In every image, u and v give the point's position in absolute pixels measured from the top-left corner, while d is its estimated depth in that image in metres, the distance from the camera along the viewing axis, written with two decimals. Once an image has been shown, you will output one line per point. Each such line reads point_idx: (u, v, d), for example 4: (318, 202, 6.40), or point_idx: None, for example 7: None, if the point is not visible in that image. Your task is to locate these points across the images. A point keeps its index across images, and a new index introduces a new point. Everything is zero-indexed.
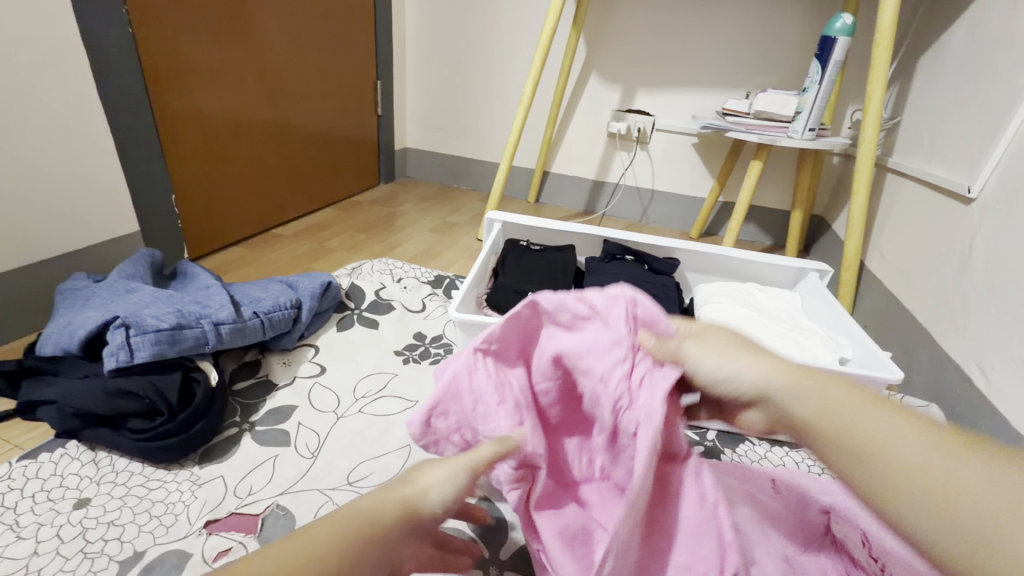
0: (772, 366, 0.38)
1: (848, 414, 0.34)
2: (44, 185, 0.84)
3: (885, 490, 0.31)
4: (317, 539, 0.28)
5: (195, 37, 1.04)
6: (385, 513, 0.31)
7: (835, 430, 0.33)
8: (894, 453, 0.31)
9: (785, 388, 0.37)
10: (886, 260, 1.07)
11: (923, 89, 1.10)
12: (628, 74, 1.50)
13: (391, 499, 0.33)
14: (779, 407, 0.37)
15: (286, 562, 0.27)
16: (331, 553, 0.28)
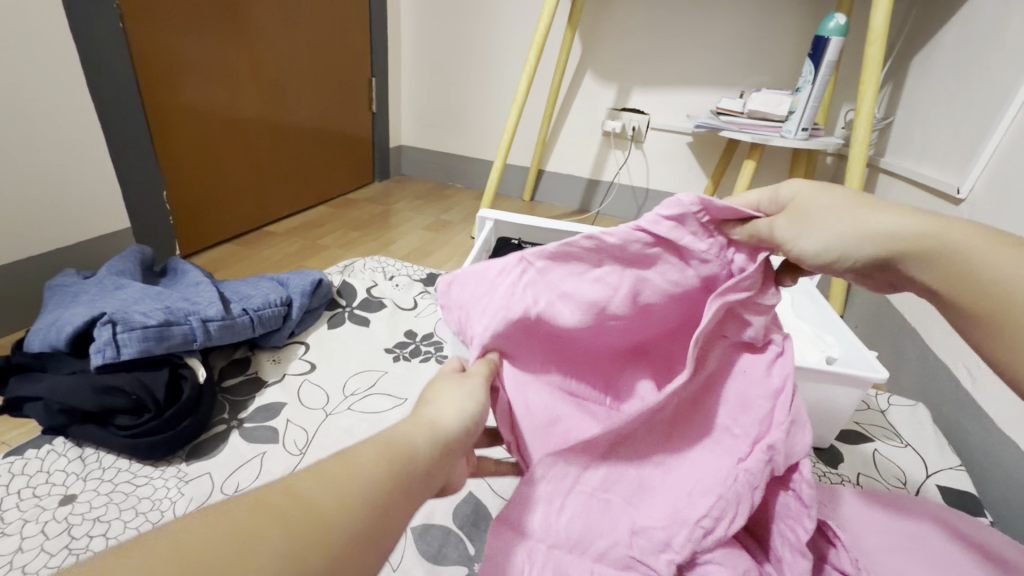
0: (901, 220, 0.35)
1: (979, 258, 0.33)
2: (34, 180, 0.84)
3: (1019, 327, 0.31)
4: (354, 468, 0.26)
5: (188, 32, 1.04)
6: (415, 442, 0.29)
7: (982, 296, 0.32)
8: None
9: (932, 254, 0.34)
10: None
11: (915, 89, 1.11)
12: (623, 73, 1.50)
13: (417, 426, 0.30)
14: (914, 272, 0.35)
15: (321, 496, 0.24)
16: (371, 477, 0.26)
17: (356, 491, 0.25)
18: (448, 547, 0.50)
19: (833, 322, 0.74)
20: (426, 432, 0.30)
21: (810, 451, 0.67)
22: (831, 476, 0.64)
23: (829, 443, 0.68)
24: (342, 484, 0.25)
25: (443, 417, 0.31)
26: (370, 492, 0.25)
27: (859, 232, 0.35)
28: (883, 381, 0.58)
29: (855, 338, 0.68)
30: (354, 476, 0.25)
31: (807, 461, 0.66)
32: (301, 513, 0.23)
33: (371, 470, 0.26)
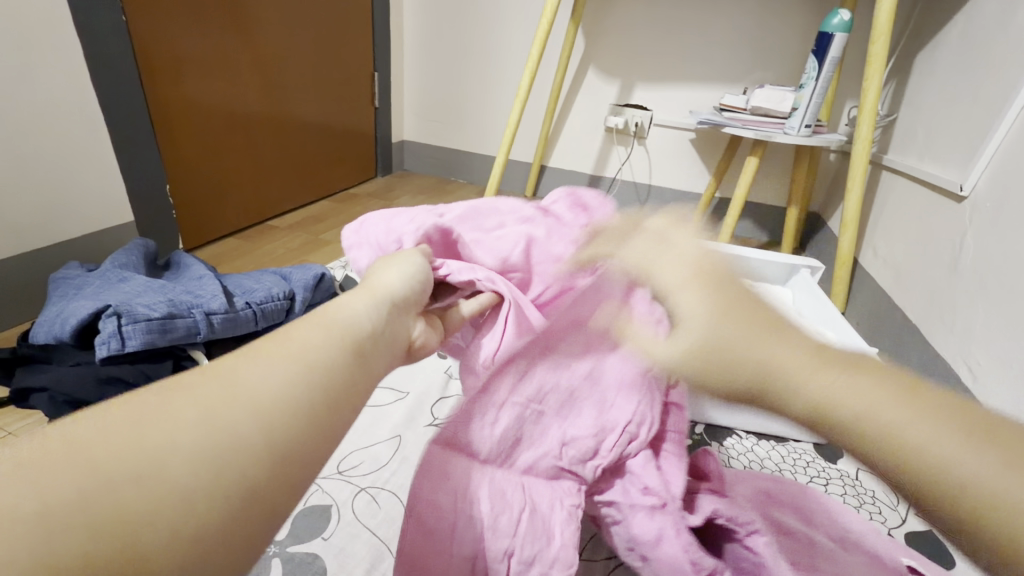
0: (782, 357, 0.32)
1: (867, 405, 0.29)
2: (38, 173, 0.84)
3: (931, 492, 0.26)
4: (307, 339, 0.30)
5: (190, 26, 1.04)
6: (357, 308, 0.34)
7: (867, 433, 0.28)
8: (933, 459, 0.26)
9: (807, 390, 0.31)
10: (878, 257, 1.07)
11: (919, 86, 1.10)
12: (626, 69, 1.50)
13: (361, 301, 0.34)
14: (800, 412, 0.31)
15: (288, 359, 0.28)
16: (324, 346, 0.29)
17: (308, 359, 0.28)
18: None
19: (834, 318, 0.74)
20: (369, 313, 0.34)
21: (809, 446, 0.68)
22: (831, 471, 0.64)
23: (828, 439, 0.68)
24: (290, 359, 0.28)
25: (386, 293, 0.37)
26: (316, 359, 0.28)
27: (753, 372, 0.32)
28: None
29: (854, 333, 0.68)
30: (298, 350, 0.29)
31: (806, 457, 0.66)
32: (254, 382, 0.26)
33: (317, 345, 0.29)
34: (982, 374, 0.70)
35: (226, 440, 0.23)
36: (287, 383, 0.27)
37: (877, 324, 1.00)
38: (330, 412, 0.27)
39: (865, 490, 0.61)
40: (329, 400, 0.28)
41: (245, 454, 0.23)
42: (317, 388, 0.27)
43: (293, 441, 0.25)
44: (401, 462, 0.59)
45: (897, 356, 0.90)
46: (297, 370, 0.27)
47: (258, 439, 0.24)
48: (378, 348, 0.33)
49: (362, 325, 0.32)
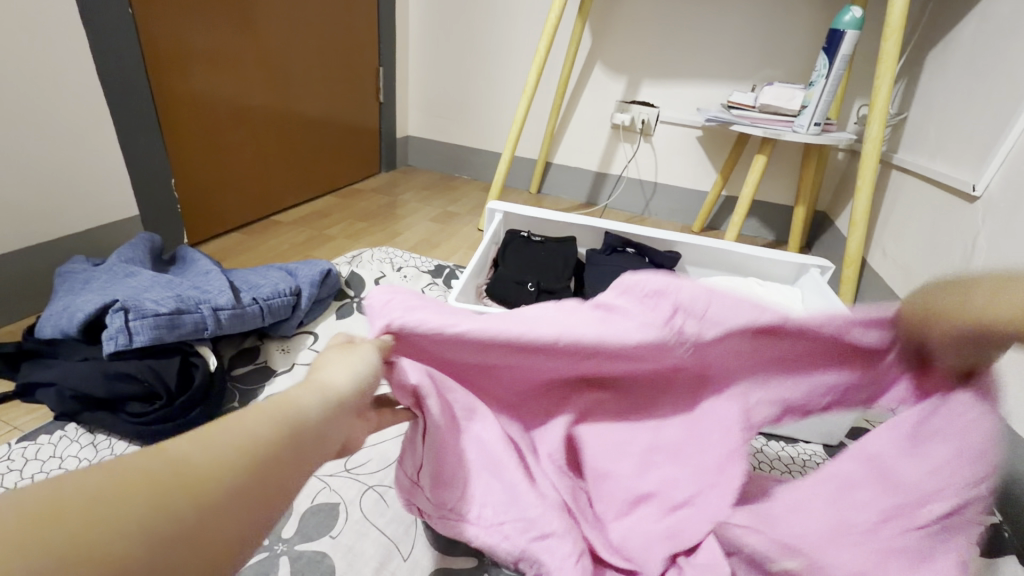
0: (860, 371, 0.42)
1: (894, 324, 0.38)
2: (41, 166, 0.84)
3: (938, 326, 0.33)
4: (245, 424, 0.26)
5: (194, 17, 1.02)
6: (306, 408, 0.29)
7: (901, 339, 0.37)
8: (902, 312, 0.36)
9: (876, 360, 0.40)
10: (887, 257, 1.07)
11: (930, 85, 1.09)
12: (633, 65, 1.49)
13: (307, 389, 0.30)
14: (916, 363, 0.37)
15: (219, 445, 0.24)
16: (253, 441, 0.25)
17: (249, 440, 0.25)
18: (458, 538, 0.50)
19: None
20: (318, 393, 0.30)
21: (819, 448, 0.67)
22: None
23: (838, 440, 0.68)
24: (224, 441, 0.24)
25: (332, 384, 0.31)
26: (259, 440, 0.25)
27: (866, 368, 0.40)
28: None
29: None
30: (233, 433, 0.25)
31: (815, 459, 0.65)
32: (179, 469, 0.22)
33: (261, 425, 0.26)
34: None
35: (152, 525, 0.21)
36: (222, 458, 0.24)
37: None
38: (271, 492, 0.25)
39: None
40: (270, 480, 0.25)
41: (175, 533, 0.21)
42: (257, 469, 0.25)
43: (223, 528, 0.23)
44: None
45: None
46: (235, 454, 0.24)
47: (185, 516, 0.22)
48: (327, 433, 0.29)
49: (310, 407, 0.29)
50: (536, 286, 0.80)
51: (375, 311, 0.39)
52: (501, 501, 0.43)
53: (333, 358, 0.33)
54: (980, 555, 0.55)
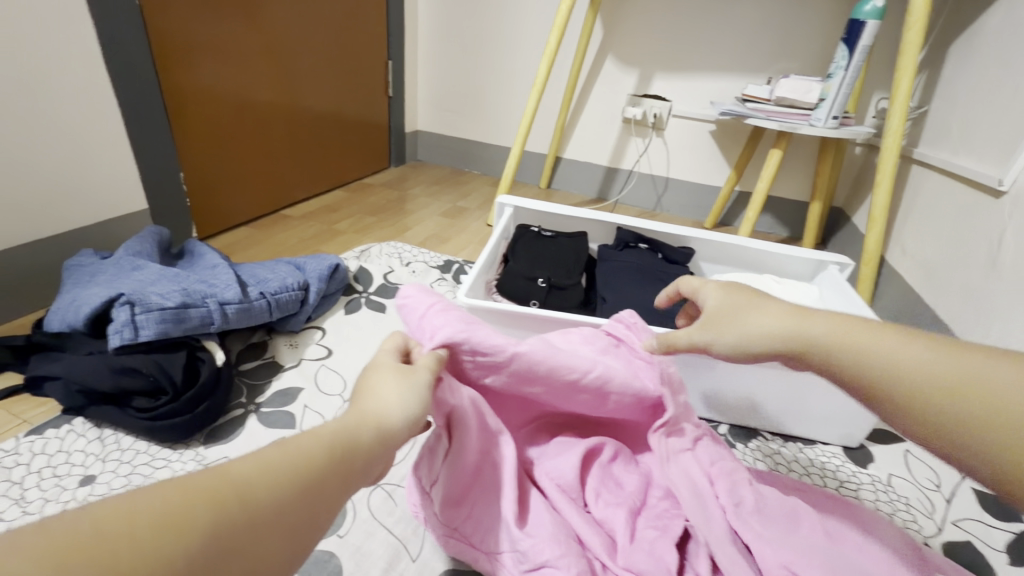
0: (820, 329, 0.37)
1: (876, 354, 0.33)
2: (50, 160, 0.84)
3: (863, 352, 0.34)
4: (299, 452, 0.27)
5: (202, 12, 1.02)
6: (361, 434, 0.30)
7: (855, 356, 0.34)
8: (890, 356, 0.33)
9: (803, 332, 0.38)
10: (907, 255, 1.04)
11: (954, 77, 1.06)
12: (645, 58, 1.46)
13: (359, 419, 0.31)
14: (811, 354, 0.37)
15: (261, 468, 0.26)
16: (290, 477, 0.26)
17: (301, 461, 0.27)
18: None
19: (864, 317, 0.71)
20: (368, 418, 0.31)
21: (838, 450, 0.65)
22: (861, 476, 0.62)
23: (858, 442, 0.66)
24: (281, 461, 0.27)
25: (381, 406, 0.32)
26: (312, 462, 0.28)
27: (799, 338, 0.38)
28: None
29: None
30: (288, 455, 0.27)
31: (834, 460, 0.64)
32: (239, 484, 0.25)
33: (310, 450, 0.28)
34: None
35: (216, 530, 0.23)
36: (275, 477, 0.26)
37: (906, 323, 0.96)
38: (315, 515, 0.27)
39: (898, 496, 0.59)
40: (317, 503, 0.27)
41: (237, 540, 0.23)
42: (306, 491, 0.27)
43: (272, 542, 0.25)
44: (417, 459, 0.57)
45: None
46: (287, 476, 0.26)
47: (244, 530, 0.24)
48: (372, 461, 0.30)
49: (361, 425, 0.31)
50: (546, 282, 0.78)
51: (407, 315, 0.44)
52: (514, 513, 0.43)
53: (393, 376, 0.34)
54: (1008, 563, 0.52)
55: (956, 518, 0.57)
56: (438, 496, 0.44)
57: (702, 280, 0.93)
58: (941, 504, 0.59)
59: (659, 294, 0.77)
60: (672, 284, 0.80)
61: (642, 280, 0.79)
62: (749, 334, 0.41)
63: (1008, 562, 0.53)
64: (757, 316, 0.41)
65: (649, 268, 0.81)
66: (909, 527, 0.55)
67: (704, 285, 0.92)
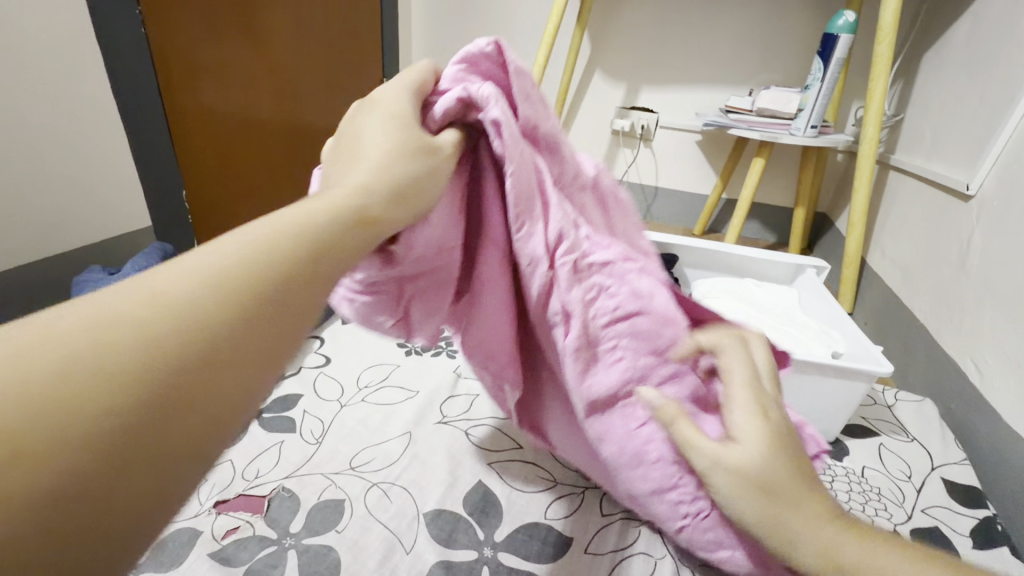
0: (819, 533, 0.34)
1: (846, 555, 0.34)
2: (57, 180, 0.87)
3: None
4: (282, 225, 0.26)
5: (204, 38, 1.06)
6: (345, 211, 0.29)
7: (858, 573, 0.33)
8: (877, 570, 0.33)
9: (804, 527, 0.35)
10: (886, 257, 1.07)
11: (925, 86, 1.10)
12: (632, 72, 1.51)
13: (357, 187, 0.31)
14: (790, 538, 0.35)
15: (256, 241, 0.25)
16: (272, 254, 0.25)
17: (111, 332, 0.19)
18: (459, 531, 0.52)
19: (839, 317, 0.75)
20: (356, 199, 0.30)
21: None
22: (836, 468, 0.64)
23: (835, 437, 0.68)
24: (71, 342, 0.18)
25: (400, 176, 0.33)
26: (173, 319, 0.20)
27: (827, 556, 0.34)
28: (886, 374, 0.60)
29: (861, 333, 0.69)
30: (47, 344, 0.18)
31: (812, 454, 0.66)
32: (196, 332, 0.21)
33: (139, 304, 0.20)
34: (989, 372, 0.69)
35: (94, 490, 0.17)
36: (87, 367, 0.18)
37: (886, 324, 1.00)
38: (251, 356, 0.22)
39: (870, 486, 0.62)
40: (224, 363, 0.21)
41: (111, 480, 0.17)
42: (203, 347, 0.20)
43: (195, 420, 0.20)
44: (411, 459, 0.60)
45: (906, 357, 0.90)
46: (94, 348, 0.18)
47: (102, 461, 0.17)
48: (348, 245, 0.28)
49: (367, 202, 0.30)
50: None
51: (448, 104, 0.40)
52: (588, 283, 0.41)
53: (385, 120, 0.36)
54: (972, 548, 0.56)
55: (924, 507, 0.60)
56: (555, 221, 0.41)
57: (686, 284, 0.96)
58: (911, 494, 0.62)
59: None
60: None
61: None
62: (718, 468, 0.37)
63: (972, 546, 0.56)
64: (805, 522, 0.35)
65: None
66: (879, 517, 0.58)
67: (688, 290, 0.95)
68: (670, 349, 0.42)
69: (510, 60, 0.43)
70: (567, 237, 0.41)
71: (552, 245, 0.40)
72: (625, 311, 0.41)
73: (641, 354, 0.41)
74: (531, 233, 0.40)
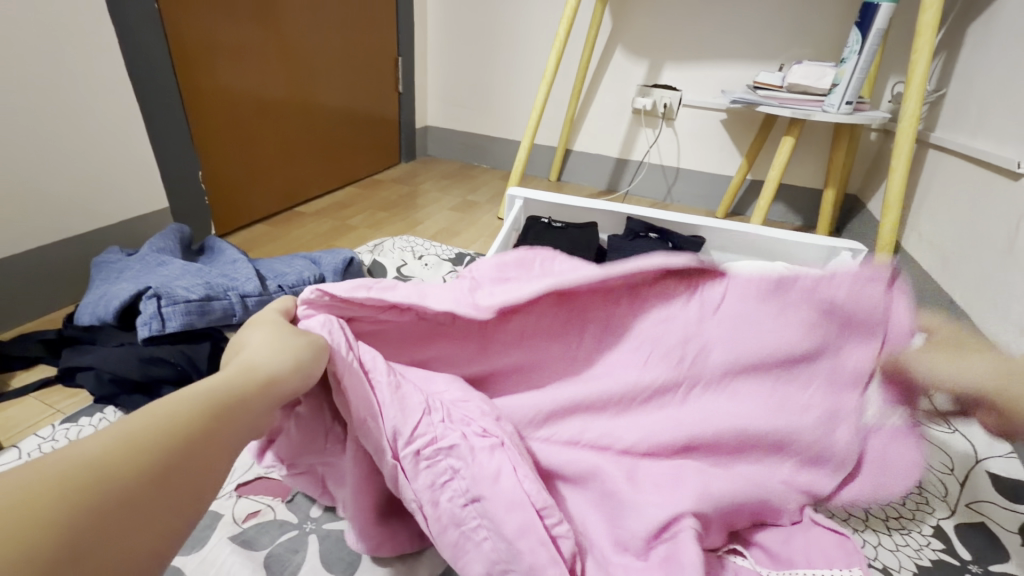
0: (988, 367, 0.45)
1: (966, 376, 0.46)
2: (75, 161, 0.87)
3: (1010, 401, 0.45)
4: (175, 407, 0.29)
5: (215, 14, 1.04)
6: (238, 390, 0.32)
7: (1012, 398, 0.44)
8: (960, 379, 0.46)
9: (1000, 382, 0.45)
10: (923, 240, 1.02)
11: (970, 58, 1.04)
12: (655, 48, 1.45)
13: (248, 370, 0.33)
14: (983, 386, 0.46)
15: (147, 423, 0.28)
16: (172, 426, 0.28)
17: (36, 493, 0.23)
18: None
19: None
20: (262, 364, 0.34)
21: None
22: None
23: None
24: (49, 480, 0.24)
25: (288, 361, 0.36)
26: (126, 459, 0.26)
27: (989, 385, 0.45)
28: None
29: None
30: (11, 492, 0.23)
31: None
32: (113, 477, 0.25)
33: (97, 454, 0.25)
34: None
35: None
36: (55, 501, 0.23)
37: None
38: (178, 488, 0.27)
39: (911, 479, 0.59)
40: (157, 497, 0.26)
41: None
42: (143, 483, 0.26)
43: (124, 542, 0.25)
44: None
45: None
46: (48, 490, 0.24)
47: (80, 554, 0.23)
48: (243, 413, 0.31)
49: (274, 372, 0.34)
50: None
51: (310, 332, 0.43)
52: (436, 475, 0.40)
53: (271, 332, 0.38)
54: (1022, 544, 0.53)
55: (968, 501, 0.57)
56: (397, 418, 0.41)
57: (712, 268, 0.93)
58: (955, 487, 0.59)
59: None
60: None
61: None
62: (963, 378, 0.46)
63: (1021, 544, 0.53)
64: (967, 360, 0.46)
65: None
66: (921, 510, 0.56)
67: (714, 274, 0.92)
68: (519, 529, 0.37)
69: (341, 291, 0.45)
70: (402, 429, 0.41)
71: (390, 442, 0.40)
72: (472, 495, 0.39)
73: (495, 537, 0.38)
74: (370, 435, 0.40)
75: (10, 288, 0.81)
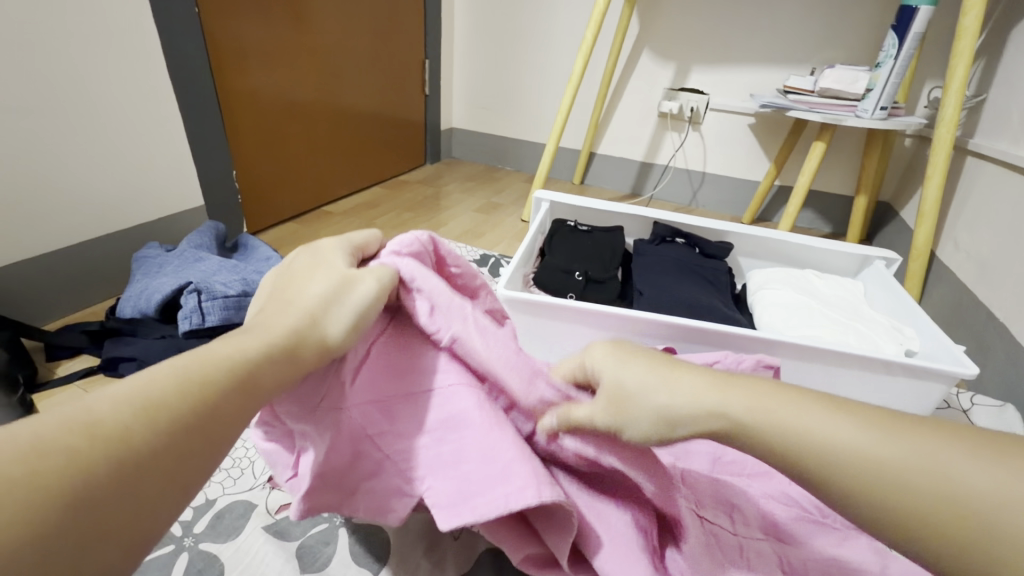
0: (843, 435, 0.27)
1: (830, 448, 0.27)
2: (118, 161, 0.90)
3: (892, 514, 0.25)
4: (222, 354, 0.28)
5: (251, 19, 1.07)
6: (291, 337, 0.31)
7: (829, 459, 0.26)
8: (846, 452, 0.26)
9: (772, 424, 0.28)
10: (960, 250, 1.00)
11: (1012, 63, 1.01)
12: (683, 52, 1.44)
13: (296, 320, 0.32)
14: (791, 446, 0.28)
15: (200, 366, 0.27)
16: (223, 370, 0.27)
17: (93, 429, 0.22)
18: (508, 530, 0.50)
19: (909, 312, 0.70)
20: (295, 326, 0.32)
21: None
22: None
23: None
24: (57, 438, 0.22)
25: (326, 322, 0.34)
26: (141, 415, 0.24)
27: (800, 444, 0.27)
28: (969, 375, 0.55)
29: (937, 331, 0.64)
30: (70, 426, 0.22)
31: None
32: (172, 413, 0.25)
33: (119, 412, 0.23)
34: None
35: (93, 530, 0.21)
36: (73, 462, 0.21)
37: (959, 322, 0.93)
38: (201, 454, 0.25)
39: None
40: (187, 448, 0.24)
41: (97, 538, 0.21)
42: (171, 435, 0.24)
43: (186, 471, 0.24)
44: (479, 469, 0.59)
45: (982, 356, 0.84)
46: (71, 447, 0.22)
47: (116, 502, 0.22)
48: (294, 358, 0.31)
49: (304, 336, 0.32)
50: (583, 275, 0.80)
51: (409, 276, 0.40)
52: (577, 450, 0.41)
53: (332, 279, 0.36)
54: None
55: None
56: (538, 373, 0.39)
57: (740, 274, 0.92)
58: None
59: (698, 288, 0.77)
60: (708, 278, 0.80)
61: (680, 275, 0.79)
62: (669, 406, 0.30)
63: None
64: (681, 376, 0.31)
65: (685, 262, 0.81)
66: None
67: (741, 280, 0.91)
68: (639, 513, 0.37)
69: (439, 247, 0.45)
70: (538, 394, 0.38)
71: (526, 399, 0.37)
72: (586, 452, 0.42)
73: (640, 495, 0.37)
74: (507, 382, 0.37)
75: (58, 281, 0.86)
